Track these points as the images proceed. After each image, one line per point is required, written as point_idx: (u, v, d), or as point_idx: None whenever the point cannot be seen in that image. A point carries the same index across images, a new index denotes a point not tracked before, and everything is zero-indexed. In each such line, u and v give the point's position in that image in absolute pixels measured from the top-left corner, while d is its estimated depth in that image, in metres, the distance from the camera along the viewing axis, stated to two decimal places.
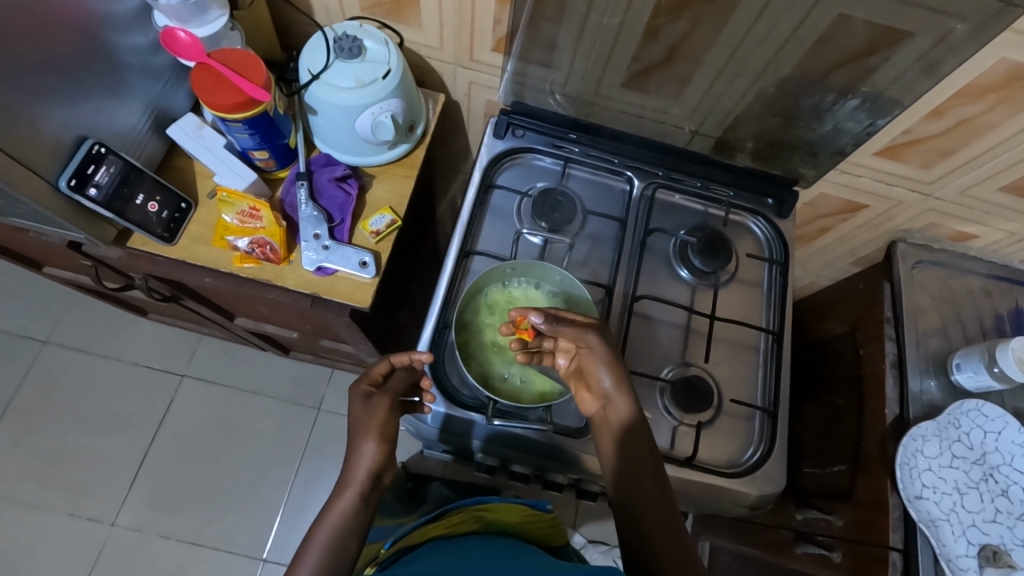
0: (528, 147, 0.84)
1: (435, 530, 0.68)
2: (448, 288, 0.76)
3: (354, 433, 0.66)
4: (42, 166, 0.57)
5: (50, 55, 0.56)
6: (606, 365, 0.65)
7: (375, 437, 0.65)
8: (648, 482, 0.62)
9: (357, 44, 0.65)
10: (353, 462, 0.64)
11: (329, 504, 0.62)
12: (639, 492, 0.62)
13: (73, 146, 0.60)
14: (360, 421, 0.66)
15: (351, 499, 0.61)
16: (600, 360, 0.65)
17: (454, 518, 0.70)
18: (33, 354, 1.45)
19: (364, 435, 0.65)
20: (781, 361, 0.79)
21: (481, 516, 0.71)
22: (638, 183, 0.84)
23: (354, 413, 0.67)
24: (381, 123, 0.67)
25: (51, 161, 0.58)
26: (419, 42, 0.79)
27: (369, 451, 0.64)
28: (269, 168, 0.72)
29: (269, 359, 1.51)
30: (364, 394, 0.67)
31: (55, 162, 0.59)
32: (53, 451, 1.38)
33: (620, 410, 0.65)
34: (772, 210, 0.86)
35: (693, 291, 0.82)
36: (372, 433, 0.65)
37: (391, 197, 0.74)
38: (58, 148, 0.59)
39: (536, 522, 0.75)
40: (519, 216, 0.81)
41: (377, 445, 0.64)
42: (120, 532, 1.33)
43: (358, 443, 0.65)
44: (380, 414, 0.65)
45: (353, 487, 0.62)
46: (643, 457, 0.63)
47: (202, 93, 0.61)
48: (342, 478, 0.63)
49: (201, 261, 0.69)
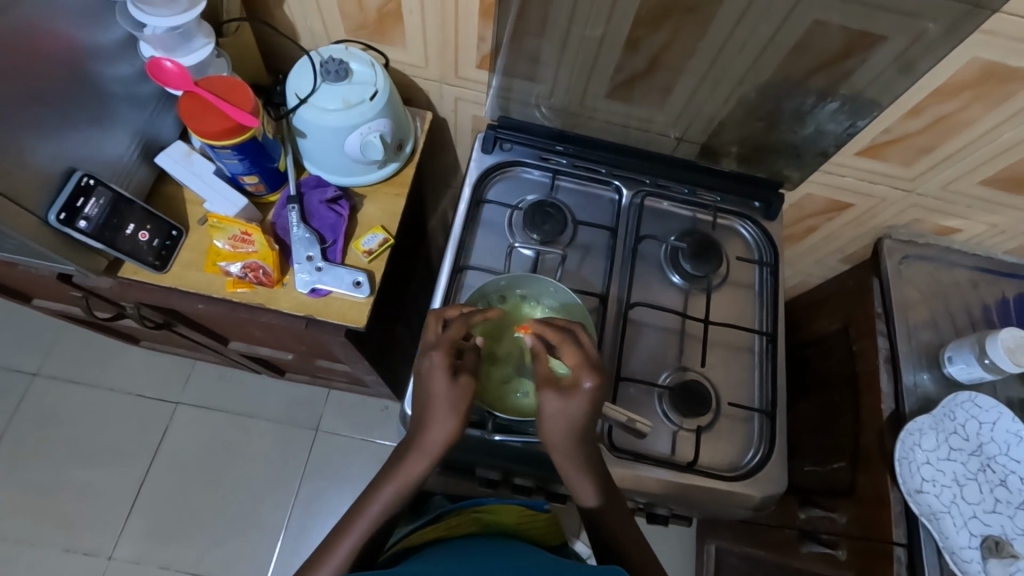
0: (517, 160, 0.86)
1: (433, 532, 0.68)
2: (443, 303, 0.77)
3: (435, 408, 0.63)
4: (31, 201, 0.57)
5: (35, 90, 0.55)
6: (565, 424, 0.61)
7: (457, 419, 0.63)
8: (620, 527, 0.65)
9: (343, 66, 0.65)
10: (429, 431, 0.63)
11: (401, 462, 0.64)
12: (604, 509, 0.65)
13: (61, 180, 0.60)
14: (444, 399, 0.63)
15: (422, 470, 0.64)
16: (558, 421, 0.61)
17: (453, 519, 0.70)
18: (23, 388, 1.42)
19: (448, 413, 0.63)
20: (777, 361, 0.80)
21: (479, 517, 0.71)
22: (627, 192, 0.86)
23: (433, 385, 0.63)
24: (370, 142, 0.67)
25: (40, 196, 0.58)
26: (404, 61, 0.78)
27: (448, 428, 0.63)
28: (259, 192, 0.71)
29: (264, 381, 1.49)
30: (447, 370, 0.63)
31: (45, 196, 0.58)
32: (46, 486, 1.36)
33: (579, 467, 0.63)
34: (759, 212, 0.87)
35: (686, 296, 0.84)
36: (457, 412, 0.63)
37: (384, 216, 0.74)
38: (47, 183, 0.58)
39: (534, 522, 0.74)
40: (510, 229, 0.83)
41: (455, 426, 0.63)
42: (119, 565, 1.31)
43: (437, 417, 0.63)
44: (466, 400, 0.63)
45: (426, 455, 0.64)
46: (612, 486, 0.65)
47: (190, 121, 0.59)
48: (417, 443, 0.64)
49: (194, 287, 0.68)
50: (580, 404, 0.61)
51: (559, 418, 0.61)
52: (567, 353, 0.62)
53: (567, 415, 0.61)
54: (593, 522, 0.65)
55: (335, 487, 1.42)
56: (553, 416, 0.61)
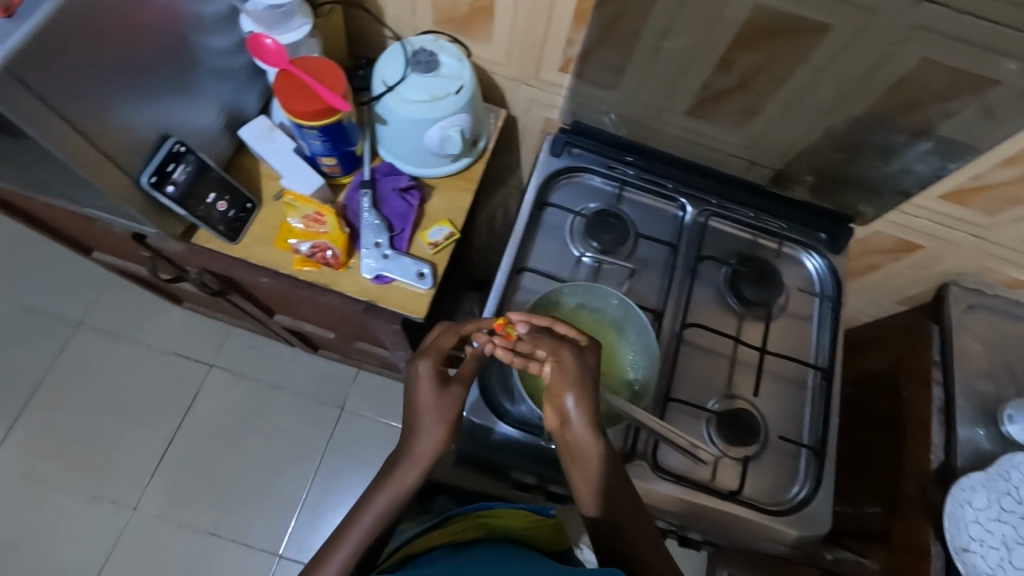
0: (585, 166, 0.85)
1: (438, 537, 0.68)
2: (499, 302, 0.77)
3: (424, 416, 0.64)
4: (127, 162, 0.58)
5: (143, 57, 0.56)
6: (574, 385, 0.59)
7: (445, 426, 0.64)
8: (634, 527, 0.60)
9: (433, 58, 0.65)
10: (419, 440, 0.63)
11: (392, 471, 0.63)
12: (611, 511, 0.61)
13: (156, 144, 0.61)
14: (431, 409, 0.64)
15: (416, 479, 0.63)
16: (570, 378, 0.59)
17: (458, 525, 0.70)
18: (68, 335, 1.47)
19: (436, 420, 0.64)
20: (830, 398, 0.78)
21: (484, 522, 0.71)
22: (691, 210, 0.85)
23: (421, 396, 0.65)
24: (449, 137, 0.67)
25: (135, 159, 0.59)
26: (485, 57, 0.77)
27: (434, 434, 0.63)
28: (334, 174, 0.72)
29: (296, 355, 1.52)
30: (434, 378, 0.65)
31: (139, 158, 0.60)
32: (81, 432, 1.40)
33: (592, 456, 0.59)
34: (825, 244, 0.85)
35: (741, 321, 0.82)
36: (447, 418, 0.64)
37: (451, 210, 0.74)
38: (142, 147, 0.60)
39: (540, 528, 0.74)
40: (571, 234, 0.82)
41: (443, 432, 0.64)
42: (141, 518, 1.34)
43: (425, 426, 0.64)
44: (452, 405, 0.65)
45: (418, 465, 0.63)
46: (624, 485, 0.62)
47: (283, 100, 0.60)
48: (405, 454, 0.63)
49: (261, 262, 0.69)
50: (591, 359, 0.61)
51: (571, 378, 0.59)
52: (563, 325, 0.62)
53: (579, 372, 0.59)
54: (600, 528, 0.61)
55: (355, 467, 1.43)
56: (573, 369, 0.59)
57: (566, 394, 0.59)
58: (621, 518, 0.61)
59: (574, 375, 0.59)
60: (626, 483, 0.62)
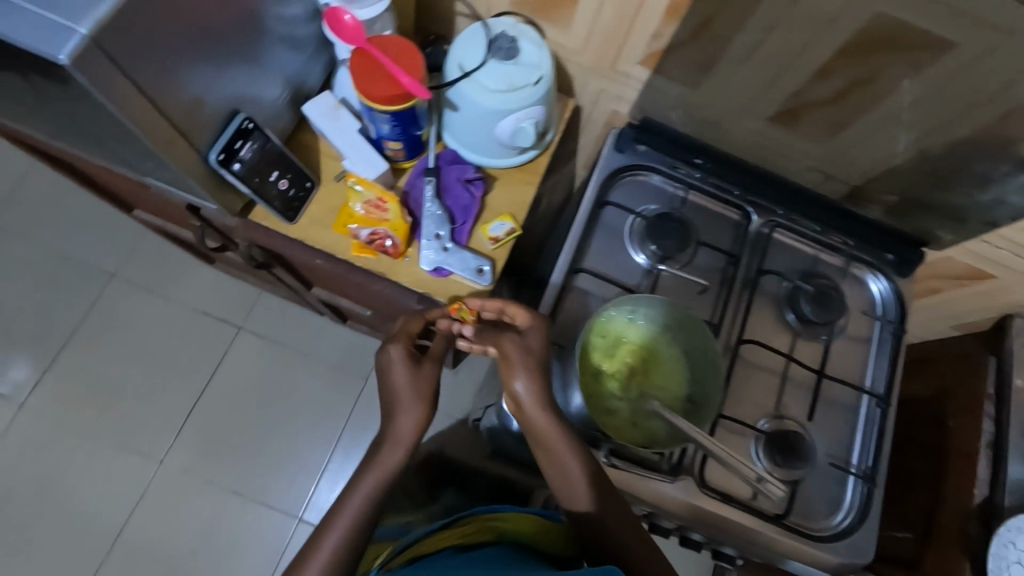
0: (650, 165, 0.81)
1: (445, 539, 0.65)
2: (554, 303, 0.75)
3: (402, 397, 0.62)
4: (196, 138, 0.55)
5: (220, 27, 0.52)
6: (525, 368, 0.61)
7: (424, 406, 0.63)
8: (620, 522, 0.62)
9: (514, 44, 0.61)
10: (397, 421, 0.61)
11: (377, 452, 0.61)
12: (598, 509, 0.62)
13: (225, 119, 0.58)
14: (409, 389, 0.62)
15: (401, 460, 0.61)
16: (519, 363, 0.61)
17: (466, 523, 0.67)
18: (101, 286, 1.48)
19: (415, 400, 0.62)
20: (885, 427, 0.76)
21: (493, 526, 0.67)
22: (756, 219, 0.81)
23: (397, 377, 0.63)
24: (522, 129, 0.64)
25: (204, 134, 0.56)
26: (561, 42, 0.72)
27: (413, 414, 0.62)
28: (396, 158, 0.69)
29: (324, 323, 1.51)
30: (405, 361, 0.64)
31: (208, 133, 0.57)
32: (111, 383, 1.42)
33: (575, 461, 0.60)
34: (892, 266, 0.81)
35: (796, 338, 0.80)
36: (425, 398, 0.63)
37: (512, 203, 0.71)
38: (213, 122, 0.57)
39: (548, 535, 0.70)
40: (629, 236, 0.79)
41: (424, 412, 0.62)
42: (167, 471, 1.37)
43: (402, 407, 0.62)
44: (427, 383, 0.64)
45: (400, 446, 0.61)
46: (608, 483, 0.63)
47: (357, 81, 0.57)
48: (387, 436, 0.62)
49: (319, 244, 0.67)
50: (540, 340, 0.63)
51: (524, 359, 0.62)
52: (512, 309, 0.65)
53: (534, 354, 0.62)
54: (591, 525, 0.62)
55: None
56: (521, 357, 0.61)
57: (516, 378, 0.61)
58: (611, 517, 0.62)
59: (527, 359, 0.62)
60: (610, 481, 0.63)
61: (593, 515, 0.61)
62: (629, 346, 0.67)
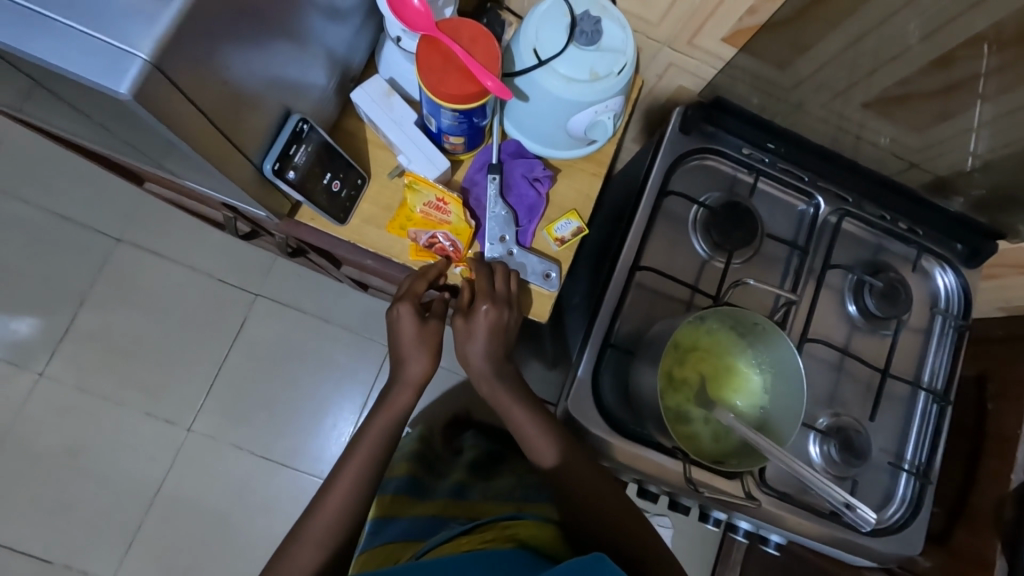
0: (716, 148, 0.75)
1: (465, 544, 0.63)
2: (616, 302, 0.71)
3: (405, 348, 0.66)
4: (251, 148, 0.49)
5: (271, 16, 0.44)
6: (479, 339, 0.62)
7: (428, 356, 0.67)
8: (597, 496, 0.66)
9: (598, 27, 0.53)
10: (406, 367, 0.66)
11: (389, 395, 0.68)
12: (568, 477, 0.67)
13: (278, 122, 0.52)
14: (413, 343, 0.66)
15: (410, 400, 0.68)
16: (471, 333, 0.61)
17: (491, 532, 0.64)
18: (108, 251, 1.41)
19: (419, 350, 0.66)
20: (942, 422, 0.76)
21: (511, 533, 0.62)
22: (824, 208, 0.76)
23: (404, 331, 0.65)
24: (600, 122, 0.58)
25: (259, 142, 0.50)
26: (635, 14, 0.64)
27: (422, 362, 0.66)
28: (454, 151, 0.63)
29: (342, 288, 1.47)
30: (412, 316, 0.65)
31: (262, 141, 0.50)
32: (129, 350, 1.39)
33: (541, 443, 0.68)
34: (960, 257, 0.78)
35: (854, 331, 0.78)
36: (428, 349, 0.66)
37: (578, 198, 0.66)
38: (267, 125, 0.50)
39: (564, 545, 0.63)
40: (692, 227, 0.75)
41: (430, 361, 0.67)
42: (196, 437, 1.38)
43: (406, 356, 0.66)
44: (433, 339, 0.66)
45: (410, 387, 0.67)
46: (582, 459, 0.67)
47: (424, 76, 0.51)
48: (398, 378, 0.67)
49: (375, 248, 0.62)
50: (483, 319, 0.60)
51: (468, 337, 0.62)
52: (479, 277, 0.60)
53: (481, 328, 0.61)
54: (567, 496, 0.67)
55: None
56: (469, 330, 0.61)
57: (472, 344, 0.62)
58: (591, 499, 0.66)
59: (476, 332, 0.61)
60: (584, 455, 0.68)
61: (560, 486, 0.67)
62: (713, 357, 0.65)
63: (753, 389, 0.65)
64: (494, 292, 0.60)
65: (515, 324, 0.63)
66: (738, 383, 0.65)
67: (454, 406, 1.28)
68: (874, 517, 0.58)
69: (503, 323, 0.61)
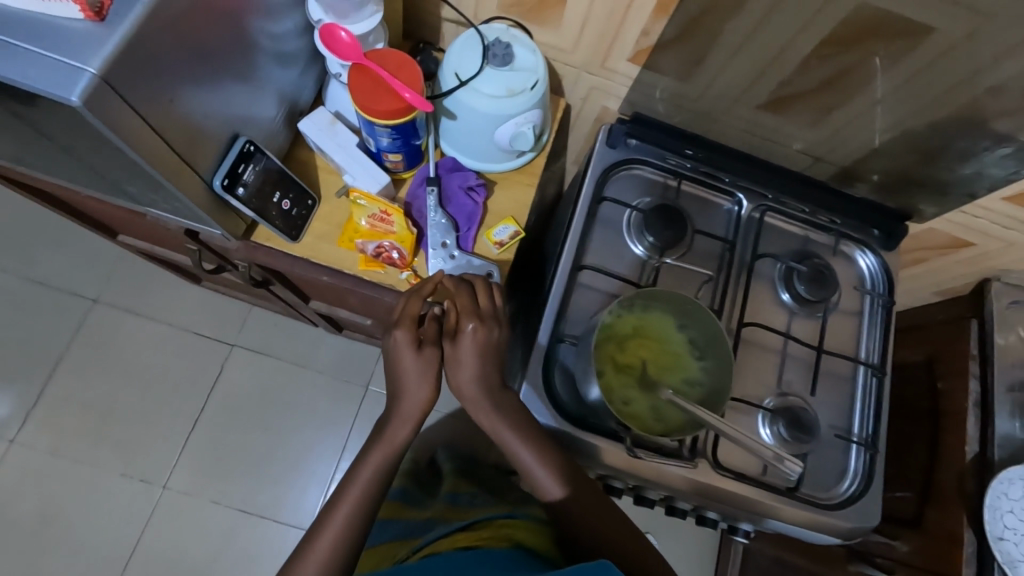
0: (641, 158, 0.82)
1: (460, 541, 0.64)
2: (561, 301, 0.76)
3: (409, 380, 0.64)
4: (201, 166, 0.55)
5: (217, 51, 0.51)
6: (474, 363, 0.64)
7: (429, 386, 0.64)
8: (605, 520, 0.64)
9: (509, 51, 0.62)
10: (405, 397, 0.64)
11: (383, 428, 0.64)
12: (577, 505, 0.64)
13: (227, 144, 0.58)
14: (414, 372, 0.64)
15: (408, 435, 0.64)
16: (464, 359, 0.64)
17: (486, 530, 0.65)
18: (84, 313, 1.44)
19: (422, 381, 0.64)
20: (882, 395, 0.79)
21: (506, 532, 0.64)
22: (747, 206, 0.83)
23: (404, 359, 0.64)
24: (521, 133, 0.65)
25: (208, 160, 0.56)
26: (551, 44, 0.74)
27: (422, 393, 0.64)
28: (396, 169, 0.69)
29: (317, 333, 1.50)
30: (414, 345, 0.64)
31: (212, 159, 0.56)
32: (105, 410, 1.39)
33: (553, 476, 0.64)
34: (877, 241, 0.84)
35: (792, 316, 0.83)
36: (430, 378, 0.64)
37: (513, 206, 0.72)
38: (216, 146, 0.56)
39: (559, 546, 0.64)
40: (627, 230, 0.80)
41: (433, 390, 0.65)
42: (171, 495, 1.35)
43: (409, 387, 0.64)
44: (433, 367, 0.64)
45: (406, 421, 0.64)
46: (590, 484, 0.66)
47: (356, 97, 0.58)
48: (394, 410, 0.64)
49: (326, 261, 0.68)
50: (471, 342, 0.64)
51: (458, 366, 0.64)
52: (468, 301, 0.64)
53: (479, 348, 0.64)
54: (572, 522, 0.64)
55: None
56: (464, 356, 0.64)
57: (466, 371, 0.64)
58: (598, 522, 0.64)
59: (471, 358, 0.64)
60: (587, 481, 0.66)
61: (571, 516, 0.64)
62: (658, 342, 0.69)
63: (696, 373, 0.68)
64: (479, 312, 0.65)
65: (504, 341, 0.66)
66: (681, 366, 0.68)
67: (432, 440, 1.27)
68: (795, 463, 0.61)
69: (494, 343, 0.65)
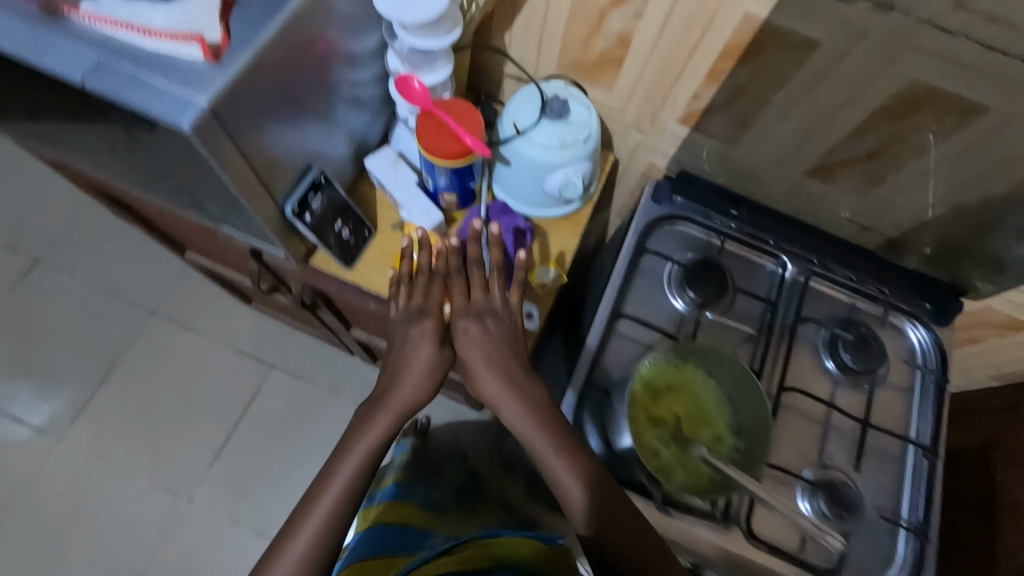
0: (685, 214, 0.84)
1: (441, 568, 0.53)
2: (597, 347, 0.77)
3: (413, 371, 0.67)
4: (277, 192, 0.60)
5: (305, 92, 0.57)
6: (477, 350, 0.67)
7: (431, 376, 0.68)
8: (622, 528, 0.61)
9: (565, 107, 0.66)
10: (401, 385, 0.67)
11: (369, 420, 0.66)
12: (595, 513, 0.61)
13: (301, 174, 0.63)
14: (419, 361, 0.68)
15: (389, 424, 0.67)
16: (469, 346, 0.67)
17: (468, 551, 0.56)
18: (142, 322, 1.52)
19: (424, 372, 0.68)
20: (934, 478, 0.75)
21: (492, 552, 0.58)
22: (792, 268, 0.82)
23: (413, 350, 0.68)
24: (570, 183, 0.68)
25: (284, 187, 0.61)
26: (604, 103, 0.78)
27: (420, 383, 0.68)
28: (449, 208, 0.74)
29: (352, 362, 1.53)
30: (425, 338, 0.68)
31: (286, 187, 0.61)
32: (145, 418, 1.44)
33: (559, 473, 0.62)
34: (929, 315, 0.82)
35: (836, 385, 0.80)
36: (434, 367, 0.68)
37: (557, 251, 0.75)
38: (291, 175, 0.61)
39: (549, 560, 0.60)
40: (667, 283, 0.81)
41: (435, 377, 0.68)
42: (194, 509, 1.37)
43: (403, 376, 0.67)
44: (435, 354, 0.68)
45: (392, 410, 0.67)
46: (605, 488, 0.63)
47: (423, 140, 0.63)
48: (386, 398, 0.67)
49: (376, 289, 0.72)
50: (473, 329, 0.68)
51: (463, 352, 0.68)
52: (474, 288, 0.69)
53: (480, 336, 0.68)
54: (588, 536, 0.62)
55: None
56: (469, 343, 0.67)
57: (474, 365, 0.67)
58: (616, 533, 0.61)
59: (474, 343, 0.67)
60: (607, 485, 0.63)
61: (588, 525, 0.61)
62: (694, 397, 0.68)
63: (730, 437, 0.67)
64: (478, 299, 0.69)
65: (504, 331, 0.69)
66: (715, 426, 0.67)
67: None
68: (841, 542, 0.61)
69: (499, 334, 0.69)
